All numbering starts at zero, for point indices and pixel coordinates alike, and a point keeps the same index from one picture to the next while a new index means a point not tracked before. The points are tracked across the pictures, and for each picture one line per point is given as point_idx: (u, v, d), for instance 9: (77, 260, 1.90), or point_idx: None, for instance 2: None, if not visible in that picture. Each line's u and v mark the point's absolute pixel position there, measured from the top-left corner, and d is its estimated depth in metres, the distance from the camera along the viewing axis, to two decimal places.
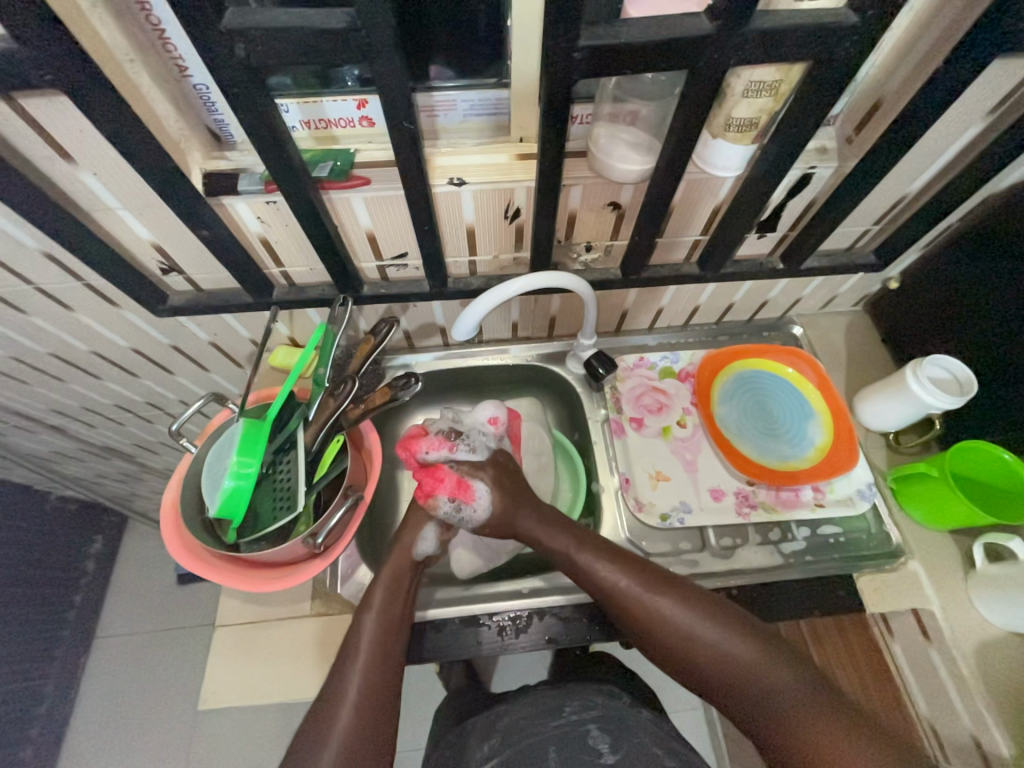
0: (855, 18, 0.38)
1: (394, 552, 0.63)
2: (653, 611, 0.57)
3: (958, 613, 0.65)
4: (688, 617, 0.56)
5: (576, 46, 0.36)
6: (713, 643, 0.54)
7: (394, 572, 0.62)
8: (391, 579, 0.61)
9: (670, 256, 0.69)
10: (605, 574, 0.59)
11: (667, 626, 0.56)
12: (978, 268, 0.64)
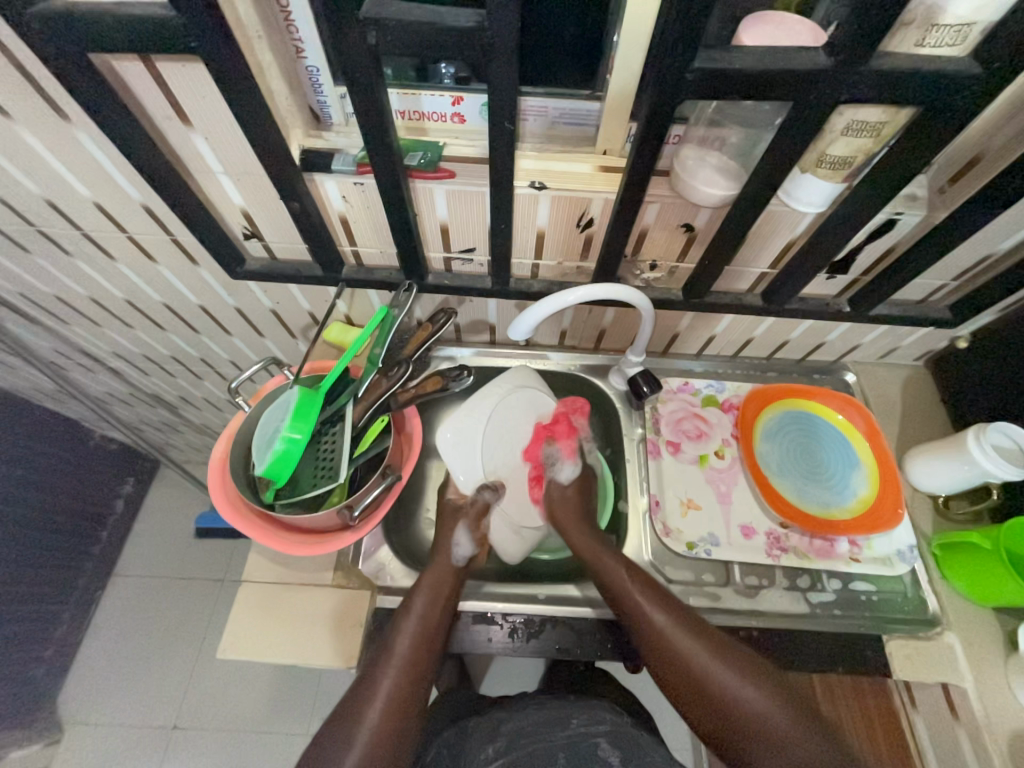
0: (978, 68, 0.37)
1: (436, 560, 0.65)
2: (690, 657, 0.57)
3: (994, 695, 0.62)
4: (717, 669, 0.56)
5: (689, 68, 0.37)
6: (741, 699, 0.54)
7: (436, 578, 0.63)
8: (431, 590, 0.62)
9: (735, 284, 0.68)
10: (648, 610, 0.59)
11: (699, 672, 0.56)
12: None
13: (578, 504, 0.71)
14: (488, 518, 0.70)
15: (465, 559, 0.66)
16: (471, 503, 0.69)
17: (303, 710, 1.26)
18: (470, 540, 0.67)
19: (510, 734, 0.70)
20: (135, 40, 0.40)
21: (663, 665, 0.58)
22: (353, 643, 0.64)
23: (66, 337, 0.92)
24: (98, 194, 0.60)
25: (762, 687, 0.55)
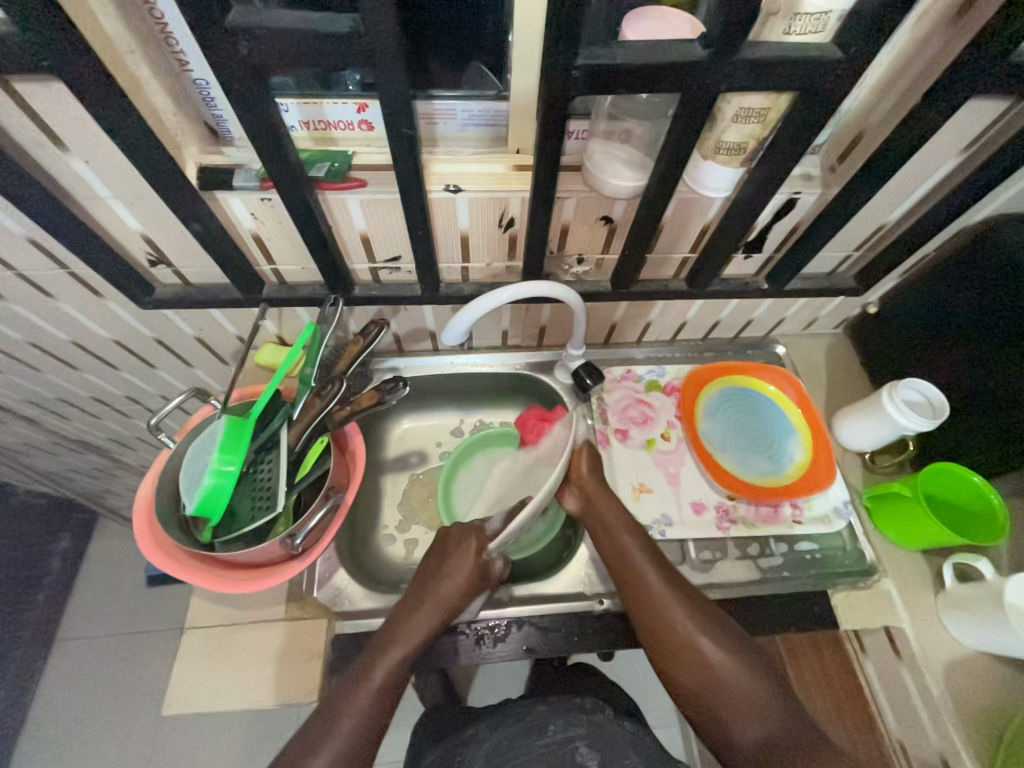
0: (839, 53, 0.39)
1: (444, 592, 0.61)
2: (680, 624, 0.59)
3: (928, 631, 0.67)
4: (705, 643, 0.58)
5: (574, 64, 0.38)
6: (719, 666, 0.57)
7: (435, 611, 0.60)
8: (431, 618, 0.60)
9: (660, 271, 0.70)
10: (650, 575, 0.63)
11: (688, 637, 0.59)
12: (957, 293, 0.67)
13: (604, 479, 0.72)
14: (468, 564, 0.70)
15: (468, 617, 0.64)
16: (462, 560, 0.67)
17: (280, 752, 1.20)
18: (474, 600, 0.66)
19: (489, 753, 0.69)
20: None
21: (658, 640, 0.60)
22: (312, 676, 0.61)
23: None
24: None
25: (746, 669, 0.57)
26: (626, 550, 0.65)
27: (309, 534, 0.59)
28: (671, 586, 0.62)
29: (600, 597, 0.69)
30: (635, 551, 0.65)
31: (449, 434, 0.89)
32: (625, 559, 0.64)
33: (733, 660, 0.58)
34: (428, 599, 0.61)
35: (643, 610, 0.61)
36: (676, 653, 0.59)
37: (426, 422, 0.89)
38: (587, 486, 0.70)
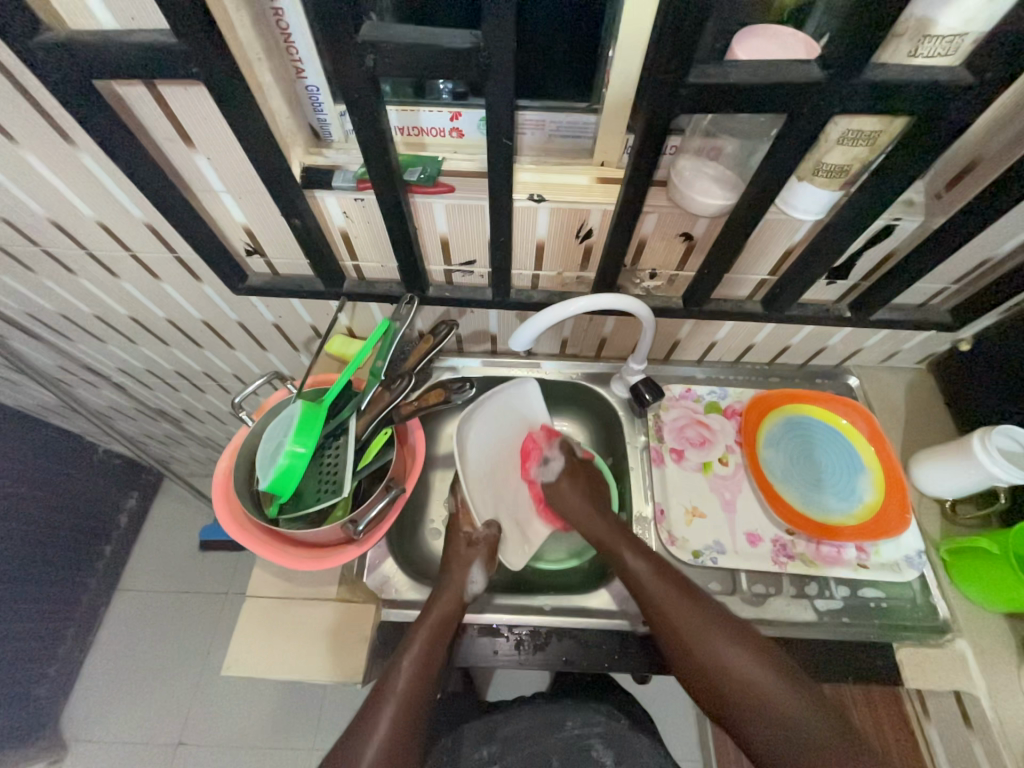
0: (972, 77, 0.37)
1: (444, 594, 0.64)
2: (680, 621, 0.59)
3: (1010, 704, 0.61)
4: (705, 632, 0.58)
5: (684, 82, 0.37)
6: (725, 659, 0.57)
7: (443, 610, 0.63)
8: (434, 618, 0.62)
9: (733, 292, 0.68)
10: (641, 570, 0.62)
11: (689, 633, 0.58)
12: None
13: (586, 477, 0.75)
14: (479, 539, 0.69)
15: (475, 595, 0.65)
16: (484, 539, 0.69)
17: (306, 725, 1.25)
18: (482, 574, 0.66)
19: (505, 739, 0.71)
20: (139, 66, 0.40)
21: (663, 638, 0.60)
22: (358, 657, 0.64)
23: (70, 354, 0.93)
24: (103, 213, 0.61)
25: (758, 662, 0.56)
26: (616, 549, 0.66)
27: (370, 521, 0.61)
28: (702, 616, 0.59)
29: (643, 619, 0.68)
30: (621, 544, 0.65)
31: None
32: (612, 549, 0.66)
33: (761, 669, 0.56)
34: (445, 582, 0.65)
35: (641, 605, 0.61)
36: (696, 670, 0.58)
37: None
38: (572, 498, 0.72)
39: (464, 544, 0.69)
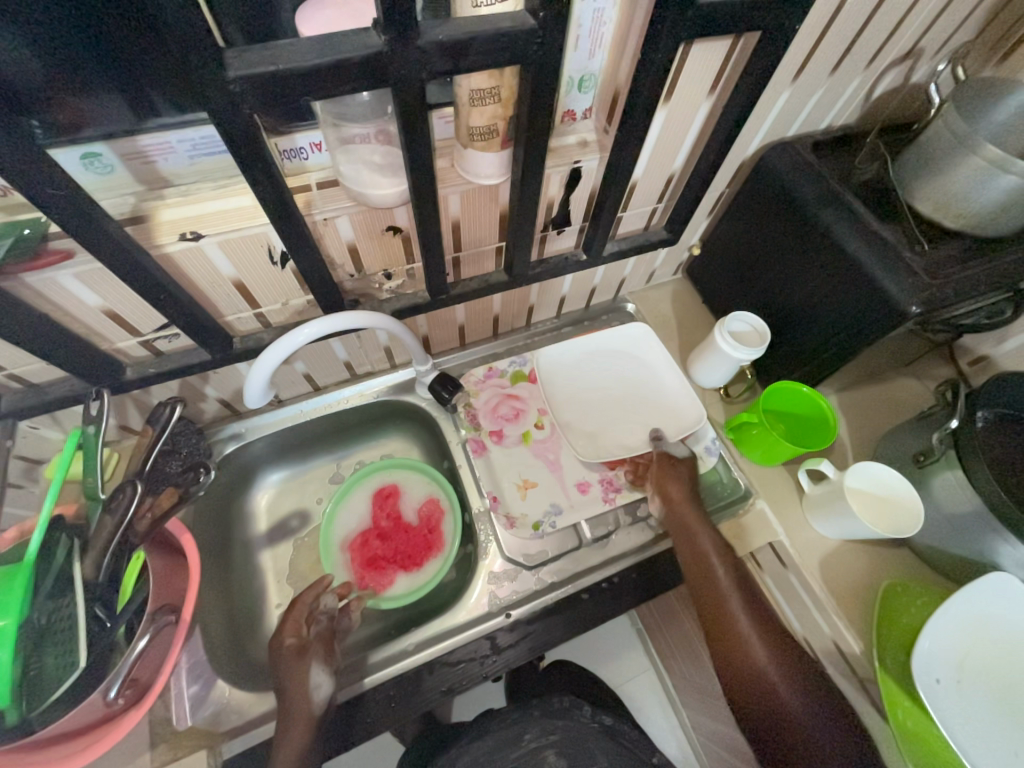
0: (532, 21, 0.36)
1: (290, 718, 0.54)
2: (732, 606, 0.60)
3: (805, 536, 0.72)
4: (750, 627, 0.58)
5: (229, 77, 0.31)
6: (757, 652, 0.57)
7: (302, 738, 0.53)
8: (294, 750, 0.52)
9: (479, 267, 0.67)
10: (718, 568, 0.62)
11: (735, 621, 0.59)
12: (764, 218, 0.70)
13: (690, 482, 0.69)
14: (317, 635, 0.60)
15: (329, 699, 0.57)
16: (320, 635, 0.60)
17: None
18: (331, 673, 0.58)
19: None
20: None
21: (711, 617, 0.61)
22: None
23: None
24: None
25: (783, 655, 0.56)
26: (695, 538, 0.65)
27: (131, 678, 0.50)
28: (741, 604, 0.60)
29: (506, 610, 0.67)
30: (706, 540, 0.64)
31: (328, 484, 0.85)
32: (691, 534, 0.65)
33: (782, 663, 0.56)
34: (283, 707, 0.54)
35: (702, 590, 0.62)
36: (729, 650, 0.58)
37: (296, 479, 0.83)
38: (670, 490, 0.68)
39: (295, 651, 0.58)
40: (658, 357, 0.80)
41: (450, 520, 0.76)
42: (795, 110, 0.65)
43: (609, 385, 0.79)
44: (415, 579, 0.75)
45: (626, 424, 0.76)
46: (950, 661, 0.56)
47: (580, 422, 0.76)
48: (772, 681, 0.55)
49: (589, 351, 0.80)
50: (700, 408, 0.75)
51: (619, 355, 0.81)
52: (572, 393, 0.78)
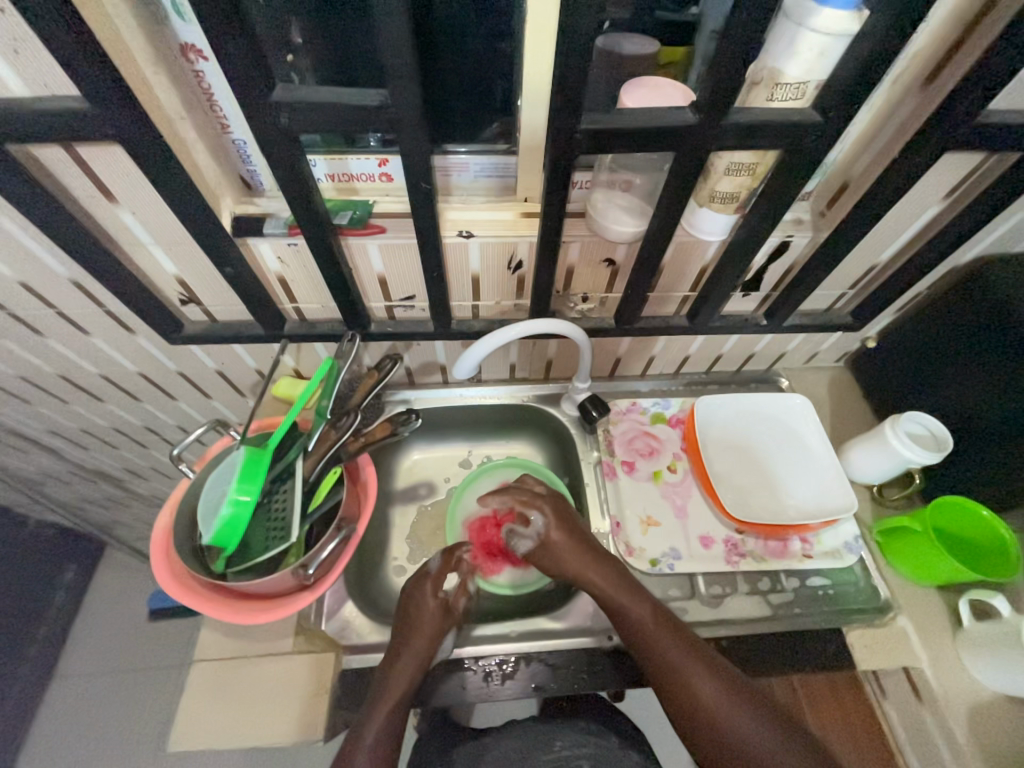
0: (819, 117, 0.43)
1: (406, 653, 0.61)
2: (705, 693, 0.57)
3: (952, 674, 0.64)
4: (728, 716, 0.56)
5: (578, 128, 0.42)
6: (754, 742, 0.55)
7: (409, 676, 0.60)
8: (401, 686, 0.59)
9: (661, 308, 0.73)
10: (680, 655, 0.59)
11: (717, 711, 0.56)
12: (968, 324, 0.67)
13: (586, 550, 0.68)
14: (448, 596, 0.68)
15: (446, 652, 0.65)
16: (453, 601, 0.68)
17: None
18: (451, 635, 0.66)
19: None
20: (51, 134, 0.41)
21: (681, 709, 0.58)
22: (315, 710, 0.60)
23: None
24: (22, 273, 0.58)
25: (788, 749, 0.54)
26: (648, 625, 0.61)
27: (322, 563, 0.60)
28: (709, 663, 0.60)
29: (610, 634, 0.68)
30: (656, 620, 0.61)
31: (457, 467, 0.93)
32: (631, 617, 0.62)
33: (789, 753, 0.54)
34: (411, 633, 0.63)
35: (675, 688, 0.58)
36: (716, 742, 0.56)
37: (435, 454, 0.94)
38: (568, 561, 0.68)
39: (439, 610, 0.65)
40: (812, 434, 0.79)
41: None
42: None
43: (756, 447, 0.79)
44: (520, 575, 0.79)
45: (764, 491, 0.76)
46: None
47: (730, 476, 0.77)
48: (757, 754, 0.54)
49: (742, 408, 0.81)
50: (850, 497, 0.73)
51: (772, 421, 0.81)
52: (717, 445, 0.79)
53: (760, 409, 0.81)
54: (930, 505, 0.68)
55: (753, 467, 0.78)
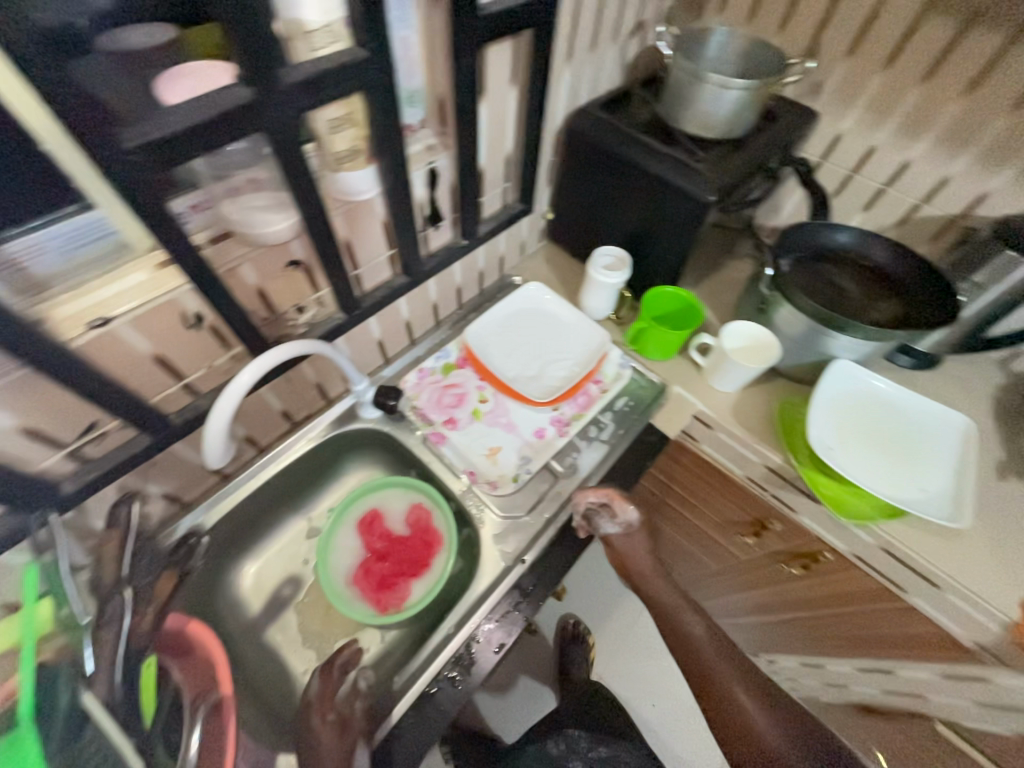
0: (363, 52, 0.45)
1: None
2: (727, 680, 0.70)
3: (715, 397, 0.88)
4: (766, 718, 0.68)
5: (124, 148, 0.36)
6: (756, 723, 0.67)
7: None
8: None
9: (379, 278, 0.72)
10: (697, 630, 0.74)
11: (728, 690, 0.69)
12: (591, 169, 0.85)
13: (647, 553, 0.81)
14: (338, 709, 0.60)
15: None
16: (344, 714, 0.60)
17: None
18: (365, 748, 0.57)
19: None
20: None
21: (675, 641, 0.74)
22: None
23: None
24: None
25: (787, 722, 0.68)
26: (679, 612, 0.76)
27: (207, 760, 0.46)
28: (748, 688, 0.70)
29: (522, 557, 0.74)
30: (698, 628, 0.74)
31: (307, 541, 0.85)
32: (665, 606, 0.77)
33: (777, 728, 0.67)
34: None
35: (700, 680, 0.71)
36: (711, 690, 0.70)
37: (276, 547, 0.83)
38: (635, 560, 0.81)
39: (337, 733, 0.57)
40: (555, 306, 0.94)
41: (440, 512, 0.80)
42: (580, 84, 0.82)
43: (527, 341, 0.90)
44: (430, 579, 0.77)
45: (553, 367, 0.88)
46: (832, 431, 0.75)
47: (524, 374, 0.86)
48: (758, 732, 0.66)
49: (500, 319, 0.91)
50: (601, 332, 0.91)
51: (525, 314, 0.93)
52: (502, 357, 0.87)
53: (512, 311, 0.93)
54: (641, 305, 0.89)
55: (535, 356, 0.88)
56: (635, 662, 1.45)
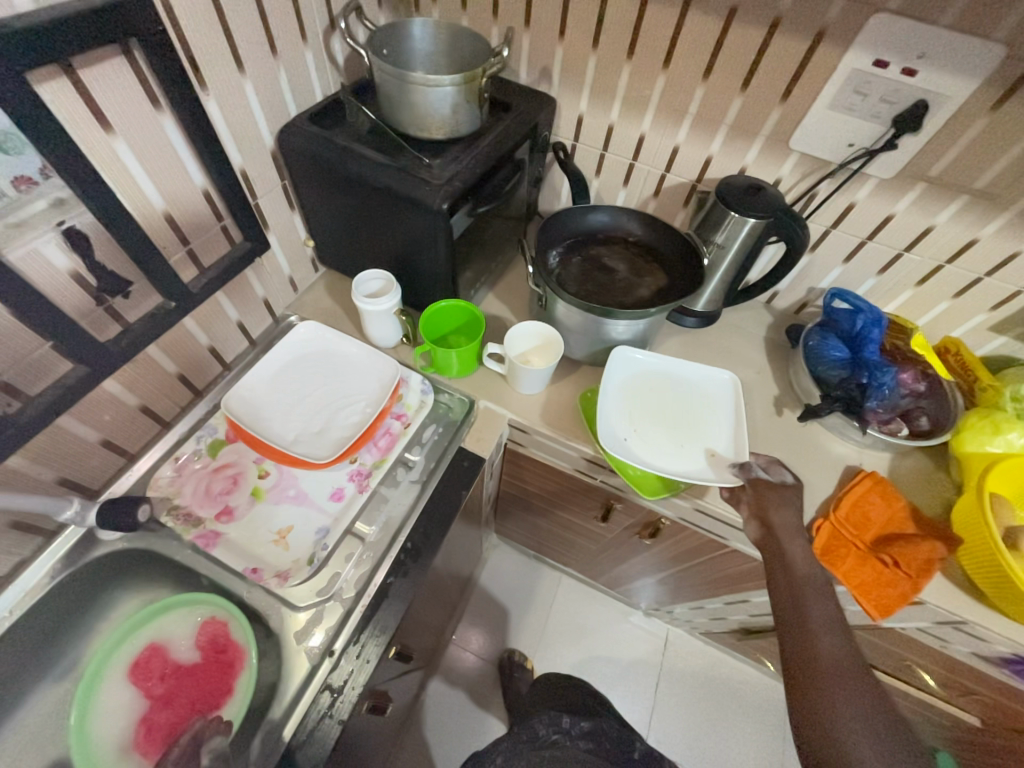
0: None
1: None
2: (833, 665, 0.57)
3: (525, 402, 0.85)
4: (839, 672, 0.56)
5: None
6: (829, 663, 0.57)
7: None
8: None
9: (46, 377, 0.56)
10: (825, 639, 0.59)
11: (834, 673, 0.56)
12: (324, 188, 0.75)
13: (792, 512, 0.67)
14: None
15: None
16: None
17: None
18: None
19: None
20: None
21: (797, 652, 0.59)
22: None
23: None
24: None
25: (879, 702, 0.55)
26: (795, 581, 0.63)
27: None
28: (864, 708, 0.54)
29: (331, 648, 0.64)
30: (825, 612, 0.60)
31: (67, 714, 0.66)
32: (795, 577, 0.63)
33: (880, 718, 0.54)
34: None
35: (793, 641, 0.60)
36: (801, 642, 0.59)
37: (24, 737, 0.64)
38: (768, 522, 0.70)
39: None
40: (336, 344, 0.83)
41: (234, 625, 0.67)
42: (279, 94, 0.70)
43: (307, 391, 0.78)
44: (234, 707, 0.64)
45: (340, 414, 0.76)
46: (624, 418, 0.77)
47: (308, 432, 0.74)
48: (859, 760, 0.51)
49: (270, 375, 0.78)
50: (390, 360, 0.81)
51: (301, 361, 0.81)
52: (276, 421, 0.75)
53: (285, 361, 0.80)
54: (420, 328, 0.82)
55: (316, 408, 0.76)
56: (565, 649, 1.46)
